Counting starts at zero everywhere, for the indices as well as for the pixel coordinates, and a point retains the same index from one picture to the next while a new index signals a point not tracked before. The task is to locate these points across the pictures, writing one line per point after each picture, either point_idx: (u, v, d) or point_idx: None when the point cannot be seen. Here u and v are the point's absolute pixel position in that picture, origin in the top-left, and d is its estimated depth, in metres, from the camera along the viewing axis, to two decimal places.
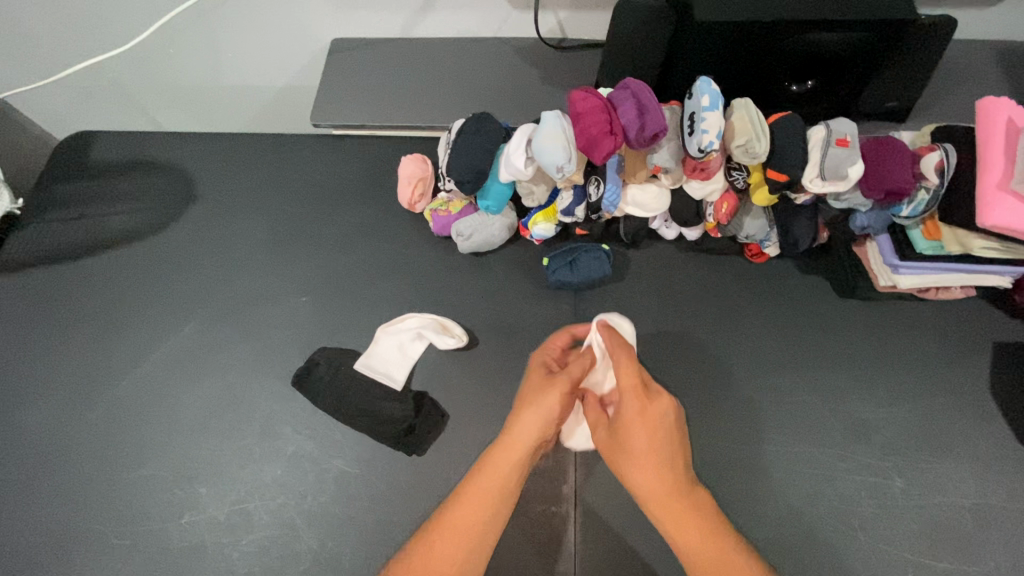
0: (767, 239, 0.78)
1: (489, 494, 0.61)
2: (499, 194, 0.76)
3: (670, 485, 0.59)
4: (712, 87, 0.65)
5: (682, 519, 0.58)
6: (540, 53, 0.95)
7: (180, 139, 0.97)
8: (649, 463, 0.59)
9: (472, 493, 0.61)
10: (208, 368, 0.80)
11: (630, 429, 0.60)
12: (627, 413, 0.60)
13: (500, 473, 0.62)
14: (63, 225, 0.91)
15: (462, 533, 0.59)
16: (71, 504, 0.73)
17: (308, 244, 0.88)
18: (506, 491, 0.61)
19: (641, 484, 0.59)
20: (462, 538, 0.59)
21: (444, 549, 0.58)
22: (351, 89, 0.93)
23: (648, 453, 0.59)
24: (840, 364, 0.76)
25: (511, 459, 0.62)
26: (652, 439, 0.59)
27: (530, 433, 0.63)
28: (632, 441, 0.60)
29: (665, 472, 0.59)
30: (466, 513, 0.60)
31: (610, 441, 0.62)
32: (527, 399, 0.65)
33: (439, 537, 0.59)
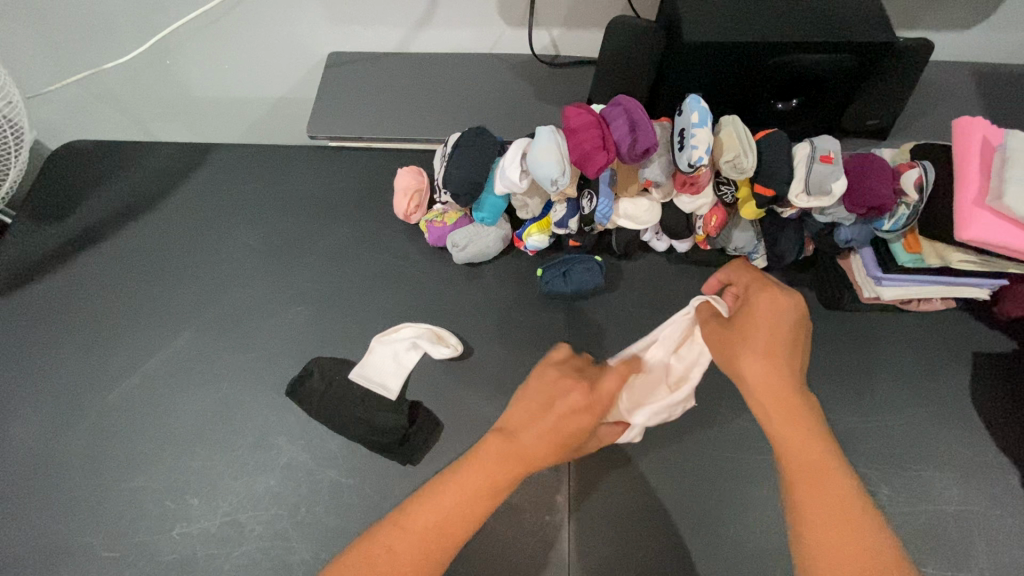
0: (755, 252, 0.81)
1: (469, 492, 0.56)
2: (494, 206, 0.77)
3: (781, 377, 0.59)
4: (701, 104, 0.67)
5: (785, 413, 0.57)
6: (533, 69, 0.97)
7: (176, 149, 0.98)
8: (765, 350, 0.60)
9: (485, 454, 0.58)
10: (200, 378, 0.80)
11: (757, 322, 0.61)
12: (757, 305, 0.62)
13: (501, 450, 0.58)
14: (54, 237, 0.90)
15: (428, 528, 0.54)
16: (59, 516, 0.72)
17: (302, 254, 0.88)
18: (503, 476, 0.57)
19: (753, 370, 0.59)
20: (462, 492, 0.56)
21: (440, 502, 0.55)
22: (347, 102, 0.95)
23: (765, 341, 0.60)
24: (828, 373, 0.78)
25: (516, 446, 0.58)
26: (774, 330, 0.60)
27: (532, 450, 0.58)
28: (756, 329, 0.61)
29: (779, 360, 0.59)
30: (435, 505, 0.55)
31: (728, 333, 0.63)
32: (529, 395, 0.62)
33: (448, 488, 0.56)
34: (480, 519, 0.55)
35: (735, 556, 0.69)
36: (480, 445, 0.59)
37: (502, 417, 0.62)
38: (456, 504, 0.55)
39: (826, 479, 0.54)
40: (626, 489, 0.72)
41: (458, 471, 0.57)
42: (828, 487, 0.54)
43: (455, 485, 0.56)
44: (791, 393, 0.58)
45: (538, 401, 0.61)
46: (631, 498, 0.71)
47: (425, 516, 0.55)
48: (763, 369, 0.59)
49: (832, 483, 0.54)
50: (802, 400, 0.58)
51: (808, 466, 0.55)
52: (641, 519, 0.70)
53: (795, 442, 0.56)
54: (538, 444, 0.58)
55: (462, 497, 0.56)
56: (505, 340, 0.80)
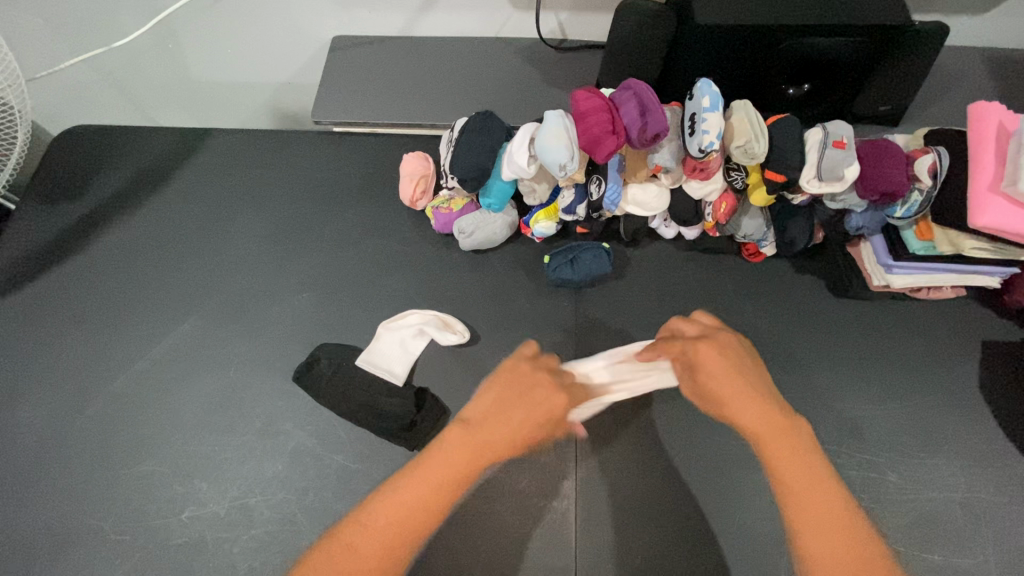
0: (765, 239, 0.80)
1: (431, 491, 0.54)
2: (501, 191, 0.77)
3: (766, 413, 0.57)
4: (712, 89, 0.66)
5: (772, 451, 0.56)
6: (540, 54, 0.96)
7: (181, 135, 0.97)
8: (721, 386, 0.59)
9: (447, 449, 0.57)
10: (207, 363, 0.80)
11: (703, 362, 0.61)
12: (699, 349, 0.62)
13: (464, 446, 0.57)
14: (59, 222, 0.90)
15: (388, 528, 0.53)
16: (68, 500, 0.72)
17: (308, 239, 0.88)
18: (462, 468, 0.56)
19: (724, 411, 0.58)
20: (412, 495, 0.54)
21: (394, 504, 0.54)
22: (351, 87, 0.94)
23: (721, 379, 0.60)
24: (835, 361, 0.78)
25: (475, 437, 0.57)
26: (721, 367, 0.60)
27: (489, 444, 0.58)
28: (705, 371, 0.60)
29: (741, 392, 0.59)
30: (398, 505, 0.54)
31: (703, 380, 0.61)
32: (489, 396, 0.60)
33: (400, 490, 0.54)
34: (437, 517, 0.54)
35: (743, 544, 0.69)
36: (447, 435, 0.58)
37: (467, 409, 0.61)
38: (420, 498, 0.54)
39: (827, 514, 0.52)
40: (633, 476, 0.72)
41: (416, 469, 0.56)
42: (829, 520, 0.52)
43: (403, 487, 0.55)
44: (767, 420, 0.57)
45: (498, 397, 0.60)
46: (637, 485, 0.71)
47: (380, 517, 0.53)
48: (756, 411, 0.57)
49: (831, 516, 0.52)
50: (782, 425, 0.57)
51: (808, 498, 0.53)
52: (646, 506, 0.70)
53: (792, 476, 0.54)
54: (492, 437, 0.58)
55: (417, 499, 0.54)
56: (512, 326, 0.80)
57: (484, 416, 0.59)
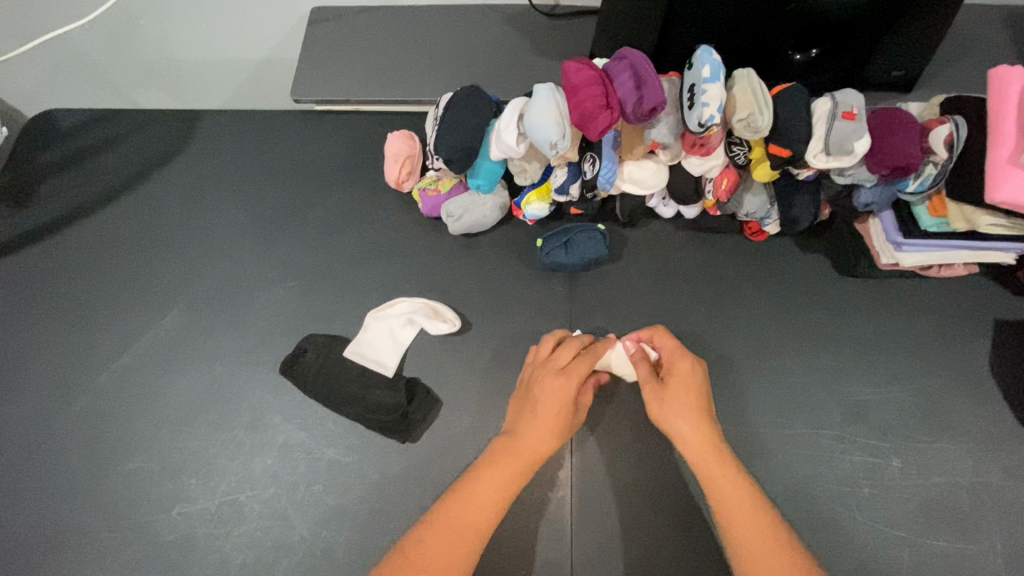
0: (768, 217, 0.75)
1: (496, 497, 0.58)
2: (490, 171, 0.73)
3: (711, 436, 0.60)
4: (713, 56, 0.63)
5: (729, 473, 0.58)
6: (532, 24, 0.90)
7: (157, 118, 0.93)
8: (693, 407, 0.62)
9: (552, 387, 0.63)
10: (192, 357, 0.77)
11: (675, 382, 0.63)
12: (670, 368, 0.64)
13: (560, 415, 0.62)
14: (34, 213, 0.87)
15: (462, 528, 0.56)
16: (59, 497, 0.71)
17: (292, 226, 0.84)
18: (529, 454, 0.60)
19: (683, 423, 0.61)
20: (511, 468, 0.59)
21: (518, 452, 0.60)
22: (332, 62, 0.89)
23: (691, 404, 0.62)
24: (839, 345, 0.75)
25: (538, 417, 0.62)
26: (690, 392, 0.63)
27: (553, 411, 0.62)
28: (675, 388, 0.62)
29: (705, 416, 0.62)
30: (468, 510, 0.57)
31: (656, 393, 0.63)
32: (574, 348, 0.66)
33: (495, 466, 0.59)
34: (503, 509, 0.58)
35: None
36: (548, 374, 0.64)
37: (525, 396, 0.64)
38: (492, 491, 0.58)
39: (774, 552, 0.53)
40: (631, 464, 0.70)
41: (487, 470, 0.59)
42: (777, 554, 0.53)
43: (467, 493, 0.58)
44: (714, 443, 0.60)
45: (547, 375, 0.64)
46: (634, 474, 0.70)
47: (499, 466, 0.59)
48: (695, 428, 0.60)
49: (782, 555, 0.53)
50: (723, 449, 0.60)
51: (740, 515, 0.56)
52: (645, 494, 0.69)
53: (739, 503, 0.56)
54: (553, 407, 0.62)
55: (494, 498, 0.58)
56: (506, 313, 0.78)
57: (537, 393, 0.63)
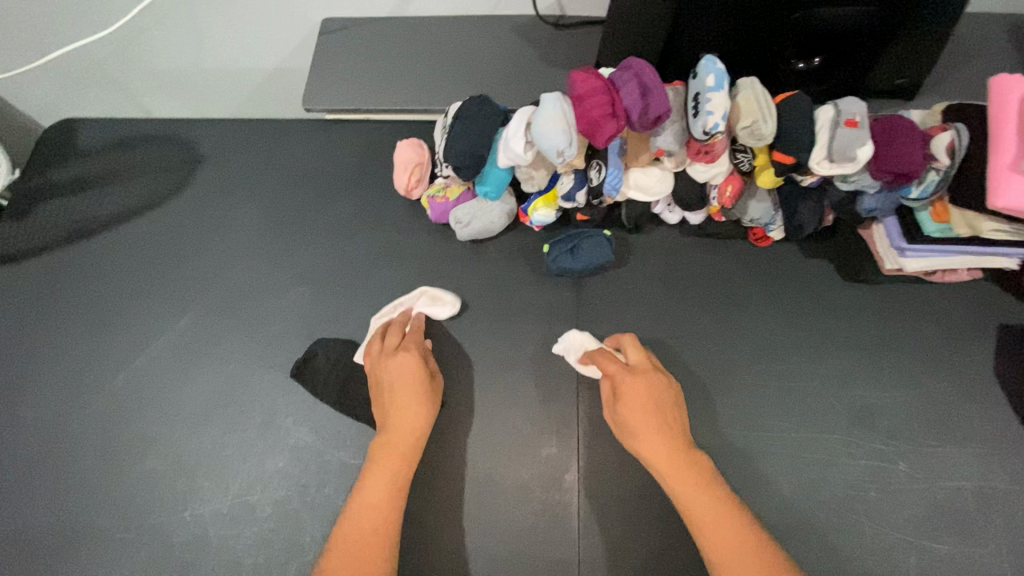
0: (772, 223, 0.77)
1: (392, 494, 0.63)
2: (498, 179, 0.74)
3: (668, 444, 0.63)
4: (717, 65, 0.64)
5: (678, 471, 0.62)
6: (539, 34, 0.92)
7: (170, 128, 0.95)
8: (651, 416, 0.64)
9: (406, 395, 0.67)
10: (205, 360, 0.79)
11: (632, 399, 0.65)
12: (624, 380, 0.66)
13: (417, 407, 0.67)
14: (51, 219, 0.89)
15: (371, 524, 0.60)
16: (73, 498, 0.73)
17: (302, 232, 0.86)
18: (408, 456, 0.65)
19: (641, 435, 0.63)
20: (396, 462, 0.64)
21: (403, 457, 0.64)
22: (343, 72, 0.91)
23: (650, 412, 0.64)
24: (845, 349, 0.76)
25: (408, 423, 0.66)
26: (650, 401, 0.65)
27: (413, 422, 0.66)
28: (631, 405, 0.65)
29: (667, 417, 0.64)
30: (370, 506, 0.61)
31: (614, 416, 0.67)
32: (415, 358, 0.70)
33: (386, 463, 0.64)
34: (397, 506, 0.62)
35: None
36: (398, 386, 0.68)
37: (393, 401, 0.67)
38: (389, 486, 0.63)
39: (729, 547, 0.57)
40: (638, 467, 0.71)
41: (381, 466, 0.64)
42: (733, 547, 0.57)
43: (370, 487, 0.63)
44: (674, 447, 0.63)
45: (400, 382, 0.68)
46: (641, 477, 0.70)
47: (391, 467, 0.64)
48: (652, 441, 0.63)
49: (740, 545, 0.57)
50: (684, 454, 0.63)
51: (706, 521, 0.59)
52: (652, 499, 0.69)
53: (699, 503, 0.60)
54: (411, 415, 0.66)
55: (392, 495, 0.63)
56: (514, 317, 0.79)
57: (401, 399, 0.67)
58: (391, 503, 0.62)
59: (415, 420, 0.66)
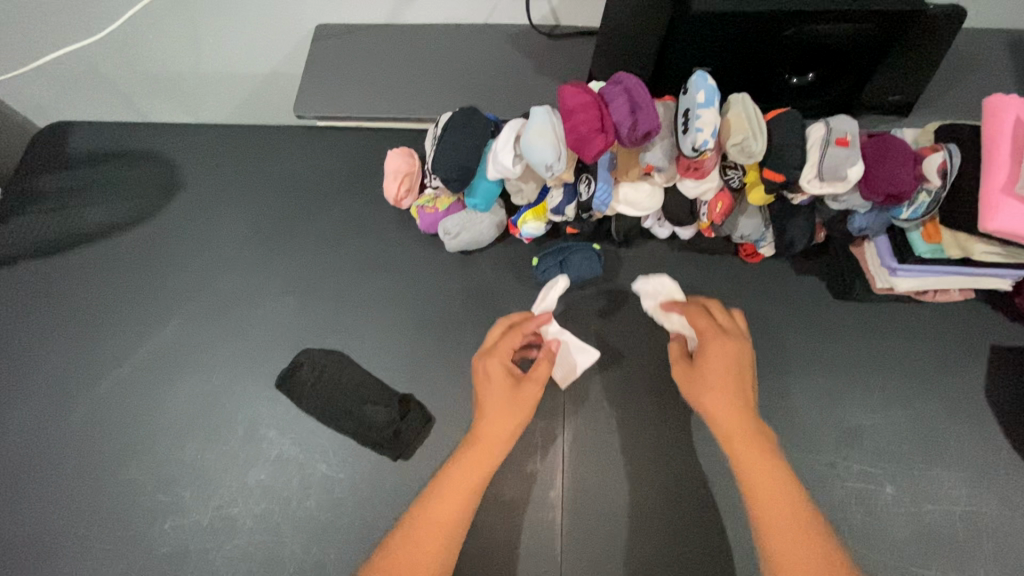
0: (762, 240, 0.76)
1: (461, 499, 0.59)
2: (487, 191, 0.74)
3: (739, 412, 0.59)
4: (708, 82, 0.64)
5: (755, 447, 0.57)
6: (532, 44, 0.91)
7: (162, 132, 0.95)
8: (727, 385, 0.60)
9: (491, 402, 0.63)
10: (189, 369, 0.78)
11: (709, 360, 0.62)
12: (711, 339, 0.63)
13: (505, 413, 0.62)
14: (40, 224, 0.89)
15: (436, 529, 0.57)
16: (54, 507, 0.72)
17: (292, 239, 0.85)
18: (481, 468, 0.60)
19: (712, 397, 0.60)
20: (476, 468, 0.60)
21: (470, 467, 0.60)
22: (335, 79, 0.90)
23: (730, 376, 0.61)
24: (834, 367, 0.75)
25: (489, 427, 0.62)
26: (732, 366, 0.62)
27: (493, 431, 0.62)
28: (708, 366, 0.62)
29: (745, 389, 0.61)
30: (441, 506, 0.58)
31: (687, 374, 0.63)
32: (500, 355, 0.66)
33: (462, 466, 0.60)
34: (462, 522, 0.58)
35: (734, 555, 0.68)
36: (486, 390, 0.64)
37: (481, 405, 0.64)
38: (457, 490, 0.59)
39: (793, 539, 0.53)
40: (624, 486, 0.70)
41: (454, 469, 0.60)
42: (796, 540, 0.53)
43: (444, 490, 0.59)
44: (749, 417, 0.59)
45: (496, 389, 0.64)
46: (626, 496, 0.70)
47: (463, 475, 0.60)
48: (721, 402, 0.59)
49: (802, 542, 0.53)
50: (760, 427, 0.59)
51: (761, 495, 0.55)
52: (636, 518, 0.69)
53: (765, 482, 0.55)
54: (495, 423, 0.62)
55: (461, 502, 0.59)
56: None
57: (488, 404, 0.63)
58: (463, 511, 0.58)
59: (498, 425, 0.62)
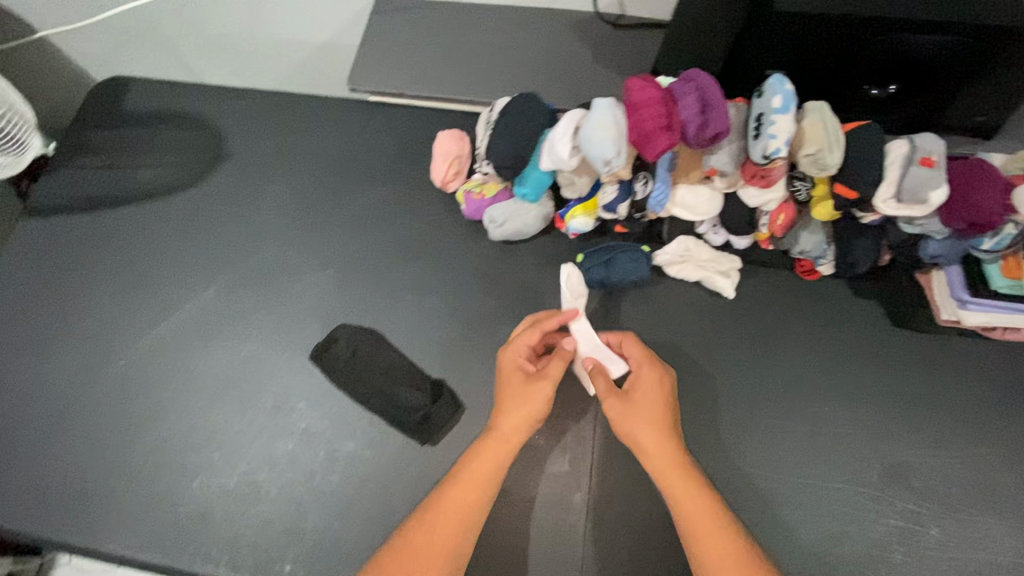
0: (823, 257, 0.72)
1: (480, 485, 0.60)
2: (538, 181, 0.71)
3: (670, 452, 0.60)
4: (787, 86, 0.61)
5: (687, 488, 0.59)
6: (595, 33, 0.88)
7: (215, 95, 0.95)
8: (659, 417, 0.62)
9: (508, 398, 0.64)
10: (225, 333, 0.79)
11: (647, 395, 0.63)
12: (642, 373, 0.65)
13: (522, 408, 0.63)
14: (92, 177, 0.90)
15: (457, 513, 0.59)
16: (87, 455, 0.74)
17: (334, 214, 0.85)
18: (500, 459, 0.61)
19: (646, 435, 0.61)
20: (492, 458, 0.61)
21: (490, 456, 0.61)
22: (390, 55, 0.89)
23: (659, 413, 0.62)
24: (883, 398, 0.71)
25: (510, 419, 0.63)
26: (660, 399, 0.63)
27: (511, 427, 0.62)
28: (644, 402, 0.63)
29: (669, 430, 0.62)
30: (457, 493, 0.60)
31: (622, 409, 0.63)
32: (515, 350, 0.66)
33: (480, 455, 0.61)
34: (484, 508, 0.60)
35: None
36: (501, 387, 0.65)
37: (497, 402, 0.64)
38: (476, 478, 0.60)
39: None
40: (652, 496, 0.68)
41: (473, 459, 0.61)
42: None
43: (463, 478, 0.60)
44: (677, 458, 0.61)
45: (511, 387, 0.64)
46: (653, 507, 0.68)
47: (481, 465, 0.61)
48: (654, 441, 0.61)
49: None
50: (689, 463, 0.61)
51: (705, 541, 0.56)
52: (662, 531, 0.67)
53: (703, 529, 0.57)
54: (511, 417, 0.63)
55: (481, 490, 0.60)
56: None
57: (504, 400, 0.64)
58: (483, 500, 0.60)
59: (518, 417, 0.62)
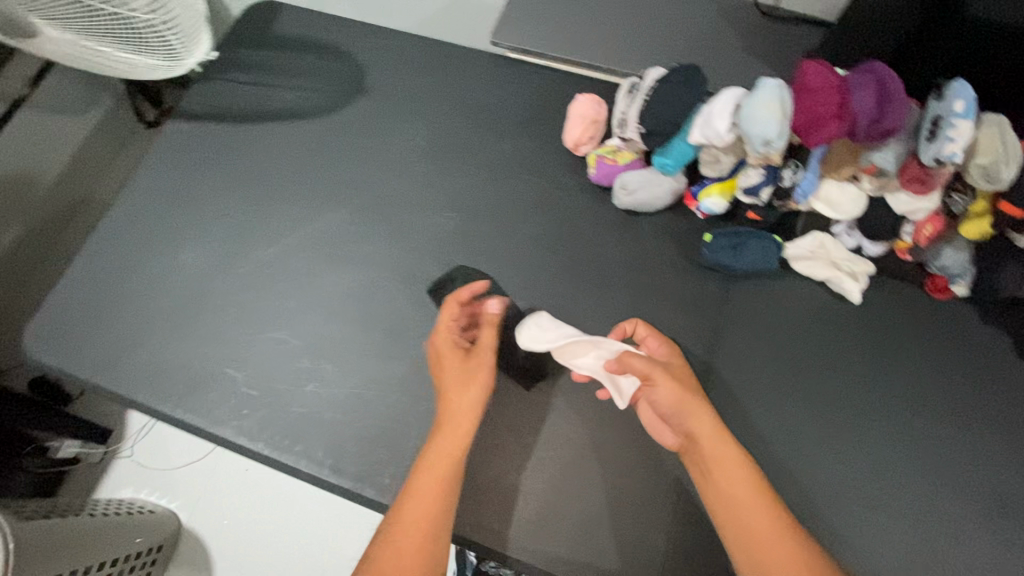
0: (961, 277, 0.70)
1: (441, 479, 0.55)
2: (681, 153, 0.73)
3: (695, 404, 0.58)
4: (970, 92, 0.59)
5: (713, 445, 0.56)
6: (746, 20, 0.88)
7: (360, 31, 0.98)
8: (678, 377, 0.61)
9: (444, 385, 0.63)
10: (348, 254, 0.82)
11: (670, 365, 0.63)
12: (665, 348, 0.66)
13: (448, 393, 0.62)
14: (238, 91, 0.95)
15: (424, 504, 0.54)
16: (211, 345, 0.78)
17: (463, 159, 0.87)
18: (453, 449, 0.57)
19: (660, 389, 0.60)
20: (454, 448, 0.58)
21: (441, 449, 0.57)
22: (538, 14, 0.90)
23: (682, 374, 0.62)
24: (1001, 427, 0.69)
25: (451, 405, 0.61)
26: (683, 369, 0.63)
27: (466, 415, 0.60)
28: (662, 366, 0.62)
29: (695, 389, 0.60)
30: (426, 485, 0.55)
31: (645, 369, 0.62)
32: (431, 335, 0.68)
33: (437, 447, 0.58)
34: (448, 501, 0.55)
35: None
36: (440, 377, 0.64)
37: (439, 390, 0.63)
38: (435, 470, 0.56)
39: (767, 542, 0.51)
40: None
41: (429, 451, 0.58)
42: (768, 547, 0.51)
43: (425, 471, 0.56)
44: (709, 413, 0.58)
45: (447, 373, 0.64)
46: None
47: (434, 458, 0.57)
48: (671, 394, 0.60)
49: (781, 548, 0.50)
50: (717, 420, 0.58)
51: (729, 501, 0.54)
52: None
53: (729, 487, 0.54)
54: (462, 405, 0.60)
55: (439, 481, 0.55)
56: (653, 296, 0.77)
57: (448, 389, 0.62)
58: (446, 493, 0.55)
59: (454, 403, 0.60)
